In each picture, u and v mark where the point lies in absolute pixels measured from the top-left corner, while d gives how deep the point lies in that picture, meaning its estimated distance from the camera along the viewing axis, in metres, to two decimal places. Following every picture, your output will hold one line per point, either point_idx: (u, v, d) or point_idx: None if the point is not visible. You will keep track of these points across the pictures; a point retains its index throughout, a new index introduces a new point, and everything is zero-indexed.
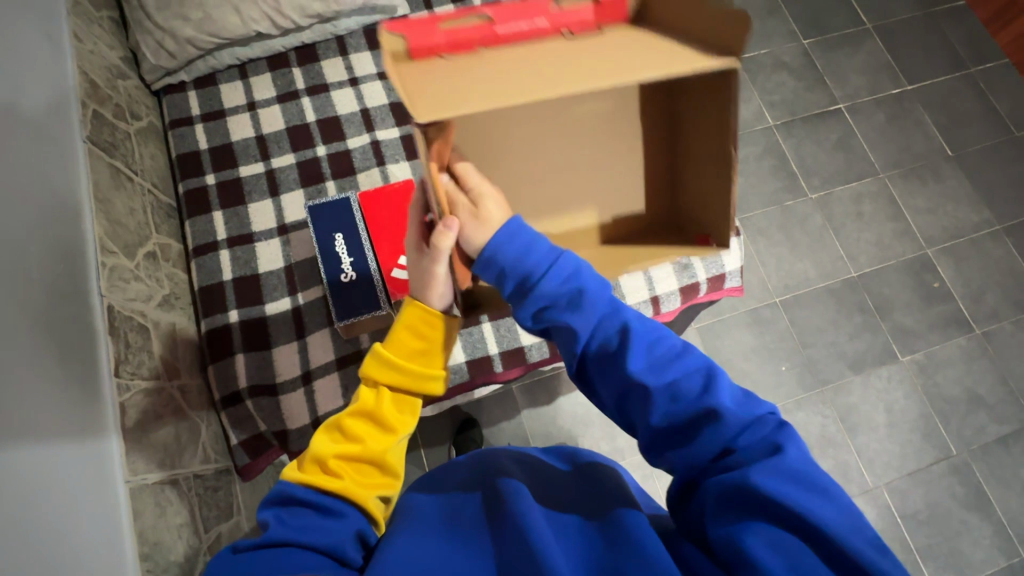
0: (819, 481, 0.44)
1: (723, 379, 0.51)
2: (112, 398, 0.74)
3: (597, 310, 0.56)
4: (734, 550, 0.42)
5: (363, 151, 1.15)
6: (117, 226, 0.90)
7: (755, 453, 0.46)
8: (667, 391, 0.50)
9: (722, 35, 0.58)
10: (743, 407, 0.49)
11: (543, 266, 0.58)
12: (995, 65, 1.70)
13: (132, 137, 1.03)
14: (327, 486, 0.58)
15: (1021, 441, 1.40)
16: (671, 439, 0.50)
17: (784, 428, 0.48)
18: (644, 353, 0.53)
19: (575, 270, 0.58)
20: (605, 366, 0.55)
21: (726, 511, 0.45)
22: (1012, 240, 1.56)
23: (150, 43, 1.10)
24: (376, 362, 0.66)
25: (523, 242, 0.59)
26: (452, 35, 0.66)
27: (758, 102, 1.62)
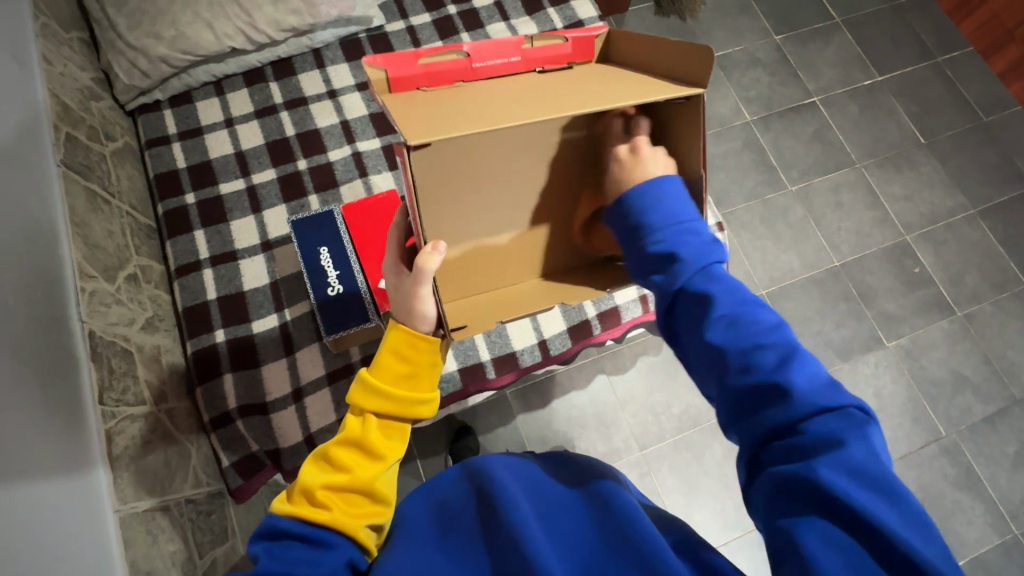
0: (887, 481, 0.43)
1: (804, 364, 0.49)
2: (97, 428, 0.72)
3: (693, 274, 0.55)
4: (783, 541, 0.43)
5: (344, 163, 1.14)
6: (96, 250, 0.88)
7: (827, 442, 0.45)
8: (743, 358, 0.50)
9: (692, 69, 0.63)
10: (822, 393, 0.47)
11: (659, 223, 0.58)
12: (961, 54, 1.75)
13: (107, 158, 1.01)
14: (316, 518, 0.57)
15: (1007, 419, 1.43)
16: (744, 410, 0.49)
17: (863, 424, 0.46)
18: (730, 324, 0.52)
19: (682, 232, 0.57)
20: (693, 330, 0.54)
21: (786, 504, 0.45)
22: (986, 223, 1.59)
23: (122, 62, 1.08)
24: (362, 389, 0.65)
25: (637, 200, 0.59)
26: (433, 72, 0.71)
27: (735, 99, 1.64)
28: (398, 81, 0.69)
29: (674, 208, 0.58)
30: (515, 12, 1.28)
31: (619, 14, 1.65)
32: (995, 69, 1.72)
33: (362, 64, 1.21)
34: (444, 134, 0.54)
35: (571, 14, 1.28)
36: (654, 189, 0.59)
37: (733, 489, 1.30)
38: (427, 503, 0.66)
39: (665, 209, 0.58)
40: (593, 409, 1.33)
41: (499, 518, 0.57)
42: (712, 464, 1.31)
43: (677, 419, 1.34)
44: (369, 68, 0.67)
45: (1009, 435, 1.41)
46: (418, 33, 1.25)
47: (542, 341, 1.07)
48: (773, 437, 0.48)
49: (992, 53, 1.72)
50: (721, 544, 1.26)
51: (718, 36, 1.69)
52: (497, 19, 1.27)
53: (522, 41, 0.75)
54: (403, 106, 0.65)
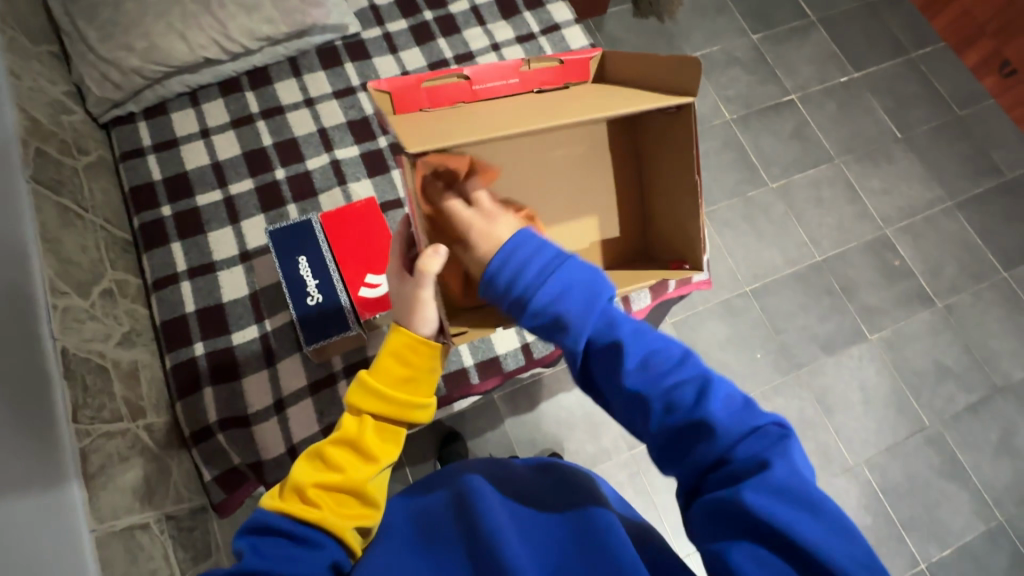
0: (811, 497, 0.43)
1: (718, 391, 0.49)
2: (70, 446, 0.71)
3: (589, 326, 0.54)
4: (718, 568, 0.42)
5: (323, 171, 1.14)
6: (68, 265, 0.86)
7: (749, 469, 0.45)
8: (662, 400, 0.50)
9: (681, 78, 0.64)
10: (739, 419, 0.48)
11: (538, 281, 0.55)
12: (934, 49, 1.78)
13: (80, 172, 1.00)
14: (306, 516, 0.57)
15: (989, 407, 1.45)
16: (669, 452, 0.50)
17: (783, 443, 0.46)
18: (639, 367, 0.51)
19: (567, 280, 0.54)
20: (606, 381, 0.53)
21: (717, 530, 0.44)
22: (964, 214, 1.62)
23: (94, 76, 1.07)
24: (361, 390, 0.65)
25: (512, 259, 0.56)
26: (434, 93, 0.73)
27: (714, 99, 1.66)
28: (400, 102, 0.72)
29: (554, 255, 0.56)
30: (492, 17, 1.28)
31: (597, 16, 1.66)
32: (968, 63, 1.75)
33: (338, 71, 1.21)
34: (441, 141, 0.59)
35: (548, 18, 1.29)
36: (532, 241, 0.57)
37: None
38: (408, 509, 0.66)
39: (546, 261, 0.55)
40: (581, 410, 1.33)
41: (477, 524, 0.58)
42: None
43: None
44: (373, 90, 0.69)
45: (991, 422, 1.43)
46: (395, 39, 1.25)
47: (525, 344, 1.07)
48: (708, 470, 0.47)
49: (965, 48, 1.75)
50: None
51: (696, 36, 1.71)
52: (474, 24, 1.28)
53: (520, 63, 0.76)
54: (405, 124, 0.67)
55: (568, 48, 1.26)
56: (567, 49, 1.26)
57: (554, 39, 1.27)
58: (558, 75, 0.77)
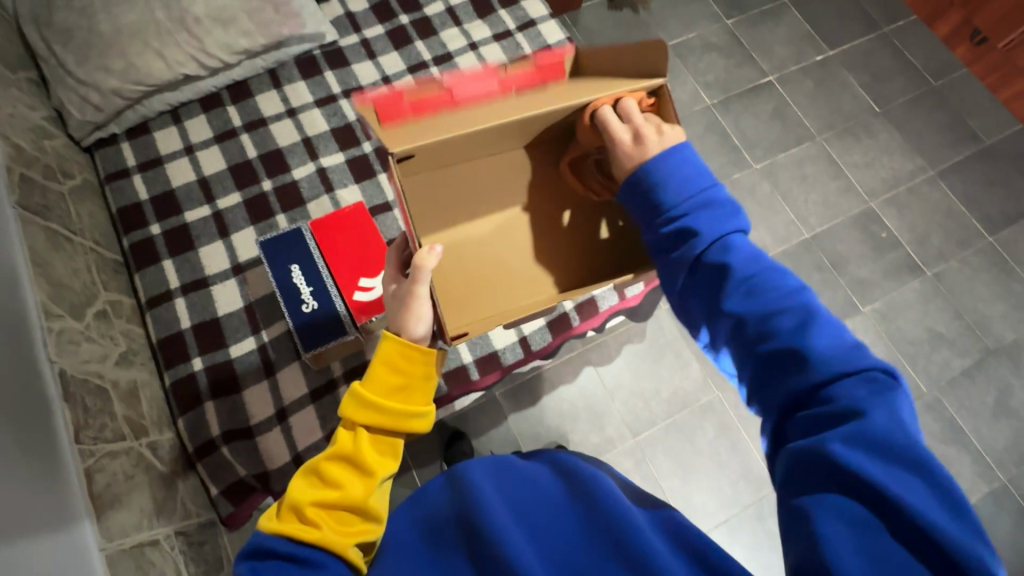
0: (908, 449, 0.42)
1: (825, 327, 0.50)
2: (74, 468, 0.71)
3: (706, 246, 0.56)
4: (799, 518, 0.42)
5: (309, 180, 1.14)
6: (61, 288, 0.86)
7: (846, 411, 0.45)
8: (762, 323, 0.51)
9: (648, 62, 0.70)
10: (845, 356, 0.47)
11: (682, 192, 0.58)
12: (906, 23, 1.80)
13: (66, 196, 1.00)
14: (304, 536, 0.57)
15: (984, 370, 1.47)
16: (770, 381, 0.50)
17: (887, 387, 0.45)
18: (746, 295, 0.53)
19: (707, 199, 0.57)
20: (710, 307, 0.55)
21: (802, 473, 0.44)
22: (946, 183, 1.64)
23: (74, 99, 1.06)
24: (355, 403, 0.66)
25: (661, 170, 0.59)
26: (417, 104, 0.75)
27: (693, 85, 1.67)
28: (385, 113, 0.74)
29: (695, 175, 0.59)
30: (467, 17, 1.30)
31: (572, 11, 1.68)
32: (940, 34, 1.78)
33: (318, 80, 1.22)
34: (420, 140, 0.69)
35: (523, 14, 1.30)
36: (681, 159, 0.59)
37: (728, 465, 1.32)
38: (414, 517, 0.66)
39: (683, 180, 0.58)
40: (584, 400, 1.34)
41: (477, 527, 0.58)
42: (705, 444, 1.33)
43: (667, 403, 1.35)
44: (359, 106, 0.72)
45: (987, 385, 1.45)
46: (373, 45, 1.26)
47: (522, 338, 1.08)
48: (801, 405, 0.48)
49: (935, 20, 1.77)
50: (721, 522, 1.28)
51: (671, 25, 1.72)
52: (450, 25, 1.29)
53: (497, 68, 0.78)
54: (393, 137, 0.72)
55: (545, 43, 1.27)
56: (544, 44, 1.27)
57: (531, 34, 1.28)
58: (535, 75, 0.79)
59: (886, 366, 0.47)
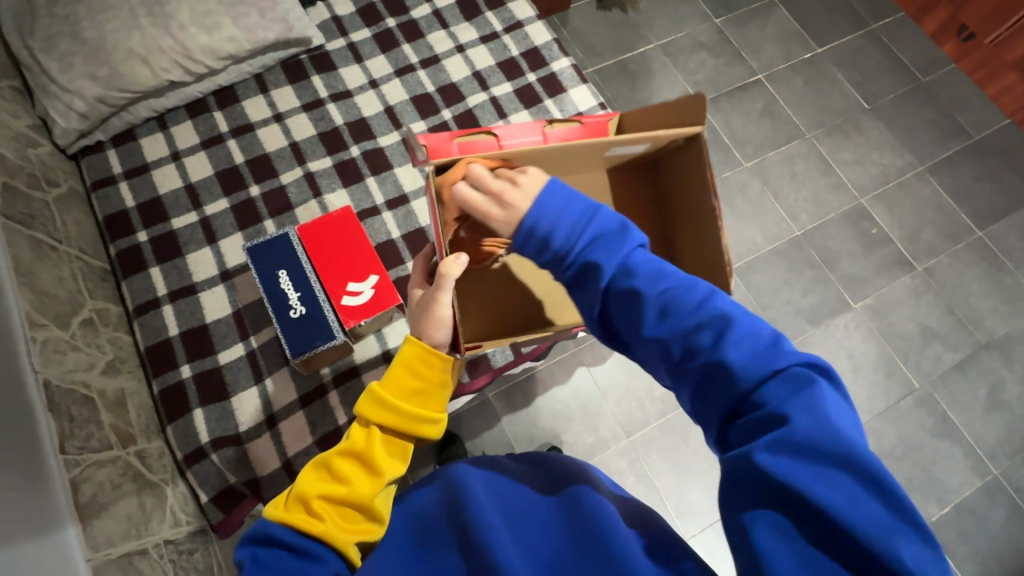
0: (836, 449, 0.42)
1: (739, 332, 0.48)
2: (59, 479, 0.71)
3: (612, 274, 0.53)
4: (736, 532, 0.43)
5: (298, 184, 1.14)
6: (45, 297, 0.86)
7: (771, 419, 0.44)
8: (680, 341, 0.50)
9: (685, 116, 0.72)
10: (760, 360, 0.46)
11: (568, 243, 0.54)
12: (893, 20, 1.81)
13: (50, 205, 0.99)
14: (308, 529, 0.59)
15: (975, 364, 1.47)
16: (699, 398, 0.49)
17: (807, 387, 0.44)
18: (662, 315, 0.51)
19: (594, 233, 0.55)
20: (629, 329, 0.53)
21: (735, 493, 0.44)
22: (936, 178, 1.65)
23: (57, 107, 1.05)
24: (372, 401, 0.67)
25: (539, 224, 0.55)
26: (466, 147, 0.77)
27: (682, 84, 1.67)
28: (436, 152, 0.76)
29: (578, 209, 0.55)
30: (454, 19, 1.29)
31: (561, 12, 1.68)
32: (927, 30, 1.79)
33: (305, 85, 1.21)
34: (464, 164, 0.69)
35: (510, 16, 1.30)
36: (557, 200, 0.55)
37: (721, 464, 1.32)
38: (406, 513, 0.65)
39: (572, 216, 0.55)
40: (577, 401, 1.34)
41: (473, 534, 0.57)
42: (698, 443, 1.33)
43: (660, 402, 1.35)
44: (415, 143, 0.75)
45: (979, 379, 1.46)
46: (360, 48, 1.26)
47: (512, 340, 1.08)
48: (735, 416, 0.47)
49: (923, 16, 1.78)
50: (715, 521, 1.28)
51: (660, 24, 1.73)
52: (437, 28, 1.29)
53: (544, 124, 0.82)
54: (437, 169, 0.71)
55: (532, 45, 1.27)
56: (531, 46, 1.27)
57: (517, 37, 1.28)
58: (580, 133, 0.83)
59: (808, 360, 0.47)
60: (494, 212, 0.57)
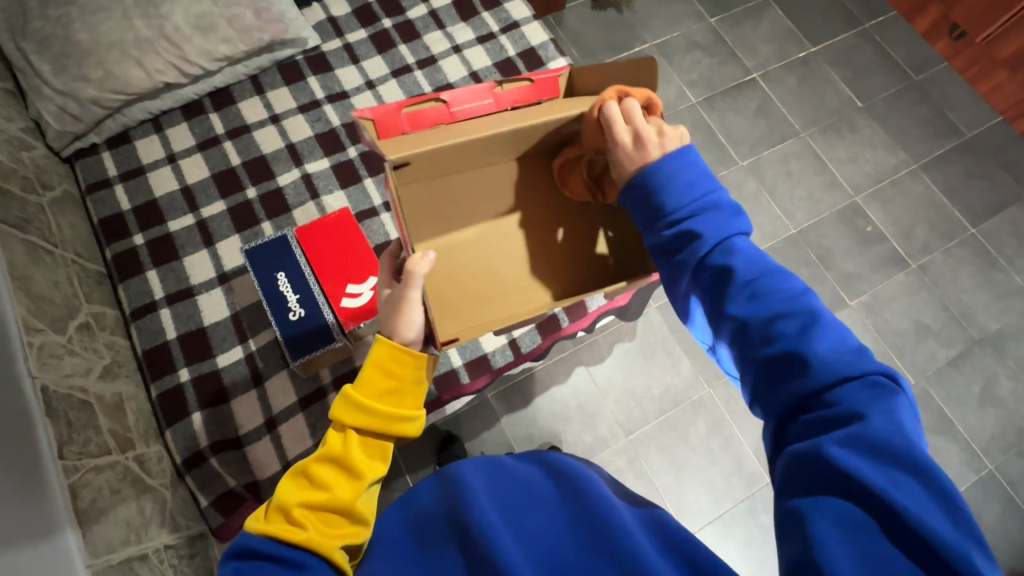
0: (907, 455, 0.41)
1: (827, 330, 0.49)
2: (59, 484, 0.71)
3: (711, 248, 0.56)
4: (792, 518, 0.42)
5: (295, 186, 1.14)
6: (41, 302, 0.85)
7: (845, 416, 0.44)
8: (764, 325, 0.51)
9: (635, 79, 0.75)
10: (846, 360, 0.47)
11: (683, 202, 0.58)
12: (886, 19, 1.82)
13: (45, 209, 0.99)
14: (291, 538, 0.57)
15: (969, 360, 1.49)
16: (768, 386, 0.50)
17: (889, 393, 0.45)
18: (750, 298, 0.53)
19: (711, 202, 0.58)
20: (716, 310, 0.55)
21: (802, 480, 0.43)
22: (929, 176, 1.66)
23: (51, 109, 1.04)
24: (346, 406, 0.66)
25: (664, 169, 0.59)
26: (415, 118, 0.78)
27: (678, 84, 1.68)
28: (382, 124, 0.76)
29: (699, 178, 0.59)
30: (450, 20, 1.29)
31: (557, 12, 1.69)
32: (920, 29, 1.80)
33: (301, 86, 1.21)
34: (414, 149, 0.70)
35: (506, 16, 1.30)
36: (685, 163, 0.60)
37: (720, 462, 1.32)
38: (404, 517, 0.66)
39: (688, 183, 0.59)
40: (576, 400, 1.34)
41: (469, 527, 0.58)
42: (697, 441, 1.34)
43: (658, 401, 1.36)
44: (358, 117, 0.73)
45: (973, 374, 1.47)
46: (356, 49, 1.25)
47: (512, 341, 1.08)
48: (803, 409, 0.47)
49: (915, 15, 1.79)
50: (715, 518, 1.28)
51: (655, 24, 1.73)
52: (433, 28, 1.28)
53: (493, 85, 0.80)
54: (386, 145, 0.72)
55: (528, 45, 1.27)
56: (528, 46, 1.27)
57: (514, 37, 1.28)
58: (530, 92, 0.80)
59: (890, 371, 0.47)
60: (626, 142, 0.63)
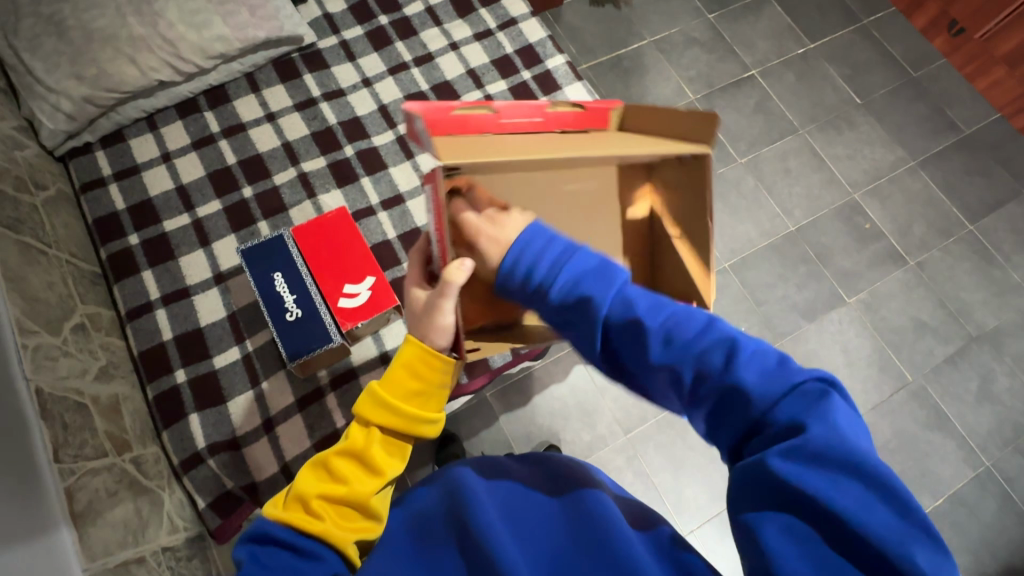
0: (849, 456, 0.41)
1: (748, 354, 0.47)
2: (54, 487, 0.70)
3: (610, 306, 0.52)
4: (745, 533, 0.43)
5: (292, 185, 1.13)
6: (35, 303, 0.84)
7: (786, 431, 0.43)
8: (693, 366, 0.48)
9: (696, 131, 0.61)
10: (774, 378, 0.46)
11: (552, 273, 0.54)
12: (884, 15, 1.82)
13: (39, 208, 0.98)
14: (307, 528, 0.58)
15: (967, 356, 1.49)
16: (714, 422, 0.48)
17: (823, 399, 0.44)
18: (665, 342, 0.49)
19: (577, 269, 0.54)
20: (637, 360, 0.51)
21: (750, 497, 0.43)
22: (927, 172, 1.66)
23: (44, 108, 1.03)
24: (373, 402, 0.66)
25: (522, 255, 0.55)
26: None
27: (677, 80, 1.67)
28: (426, 124, 0.65)
29: (559, 247, 0.55)
30: (447, 16, 1.28)
31: (554, 7, 1.68)
32: (917, 25, 1.80)
33: (297, 84, 1.20)
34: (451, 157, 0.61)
35: (504, 13, 1.29)
36: (538, 234, 0.56)
37: (719, 460, 1.32)
38: (406, 514, 0.65)
39: (551, 253, 0.55)
40: (574, 399, 1.34)
41: (473, 531, 0.57)
42: (696, 439, 1.34)
43: None
44: (405, 110, 0.63)
45: (970, 371, 1.48)
46: (352, 46, 1.24)
47: None
48: (753, 433, 0.46)
49: (913, 11, 1.79)
50: (713, 516, 1.29)
51: (653, 20, 1.72)
52: (430, 25, 1.27)
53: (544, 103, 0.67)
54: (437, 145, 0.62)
55: (526, 42, 1.26)
56: (526, 43, 1.26)
57: (512, 34, 1.27)
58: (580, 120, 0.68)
59: (818, 374, 0.46)
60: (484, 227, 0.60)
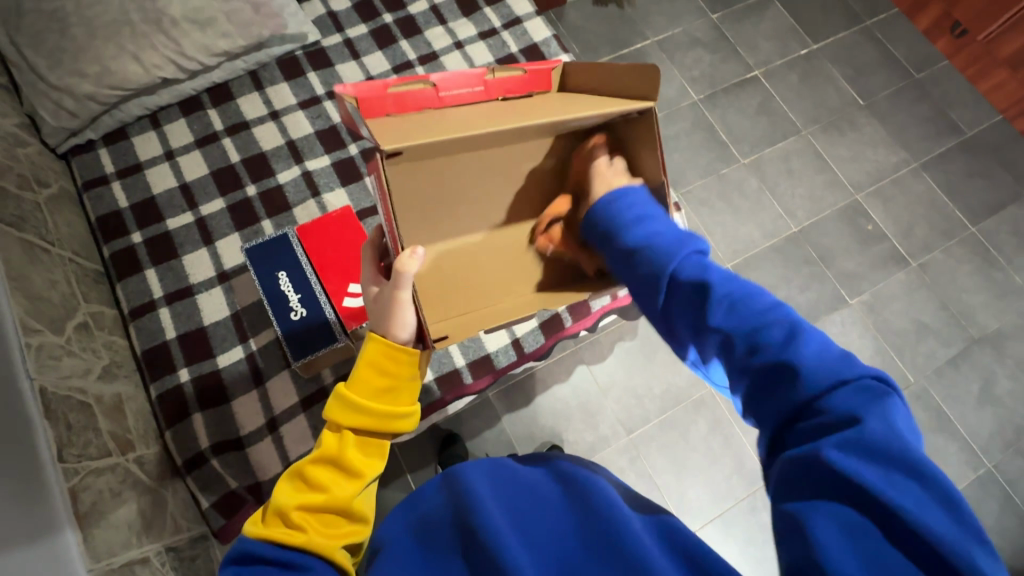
0: (907, 454, 0.39)
1: (807, 337, 0.48)
2: (59, 487, 0.70)
3: (685, 264, 0.57)
4: (791, 520, 0.40)
5: (295, 184, 1.12)
6: (39, 302, 0.83)
7: (839, 423, 0.42)
8: (747, 338, 0.50)
9: (638, 85, 0.69)
10: (832, 366, 0.45)
11: (636, 220, 0.64)
12: (887, 16, 1.82)
13: (42, 206, 0.97)
14: (291, 540, 0.56)
15: (969, 359, 1.49)
16: (758, 396, 0.48)
17: (882, 398, 0.42)
18: (730, 309, 0.52)
19: (658, 228, 0.62)
20: (696, 326, 0.54)
21: (799, 489, 0.41)
22: (930, 174, 1.66)
23: (47, 105, 1.03)
24: (342, 407, 0.65)
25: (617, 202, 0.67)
26: (401, 98, 0.70)
27: (681, 80, 1.67)
28: (365, 104, 0.68)
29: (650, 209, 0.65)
30: (451, 15, 1.28)
31: (558, 6, 1.67)
32: (920, 27, 1.80)
33: (301, 81, 1.19)
34: (403, 139, 0.62)
35: (508, 12, 1.29)
36: (634, 197, 0.67)
37: (722, 461, 1.32)
38: (411, 518, 0.65)
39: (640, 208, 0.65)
40: (576, 399, 1.34)
41: (475, 530, 0.57)
42: (698, 440, 1.34)
43: (659, 400, 1.35)
44: (340, 92, 0.65)
45: (972, 373, 1.48)
46: (356, 44, 1.23)
47: (514, 341, 1.08)
48: (798, 419, 0.45)
49: (916, 13, 1.79)
50: (715, 518, 1.29)
51: (657, 20, 1.72)
52: (435, 24, 1.27)
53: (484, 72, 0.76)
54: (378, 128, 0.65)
55: (531, 41, 1.26)
56: (530, 42, 1.26)
57: (516, 33, 1.27)
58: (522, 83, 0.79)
59: (877, 374, 0.44)
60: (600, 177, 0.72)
